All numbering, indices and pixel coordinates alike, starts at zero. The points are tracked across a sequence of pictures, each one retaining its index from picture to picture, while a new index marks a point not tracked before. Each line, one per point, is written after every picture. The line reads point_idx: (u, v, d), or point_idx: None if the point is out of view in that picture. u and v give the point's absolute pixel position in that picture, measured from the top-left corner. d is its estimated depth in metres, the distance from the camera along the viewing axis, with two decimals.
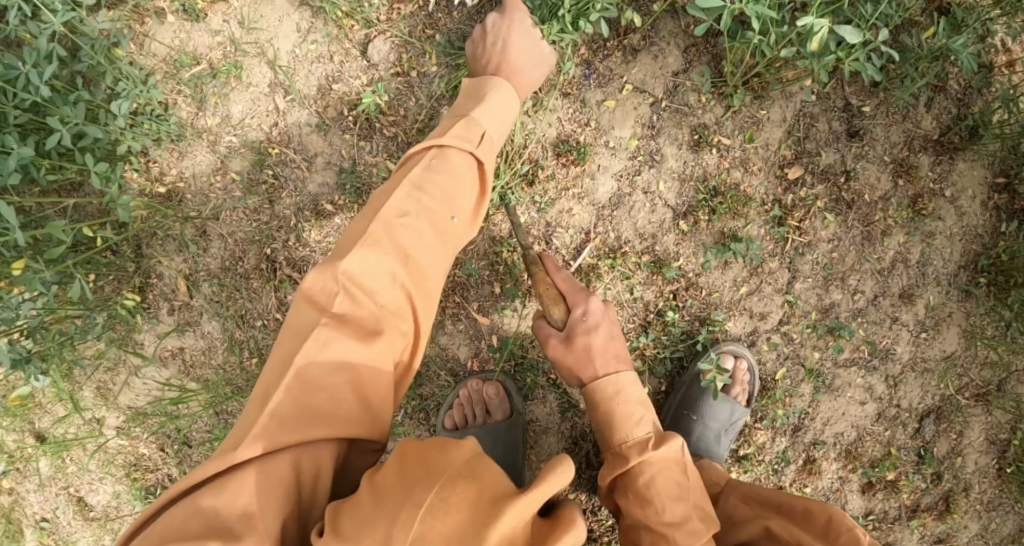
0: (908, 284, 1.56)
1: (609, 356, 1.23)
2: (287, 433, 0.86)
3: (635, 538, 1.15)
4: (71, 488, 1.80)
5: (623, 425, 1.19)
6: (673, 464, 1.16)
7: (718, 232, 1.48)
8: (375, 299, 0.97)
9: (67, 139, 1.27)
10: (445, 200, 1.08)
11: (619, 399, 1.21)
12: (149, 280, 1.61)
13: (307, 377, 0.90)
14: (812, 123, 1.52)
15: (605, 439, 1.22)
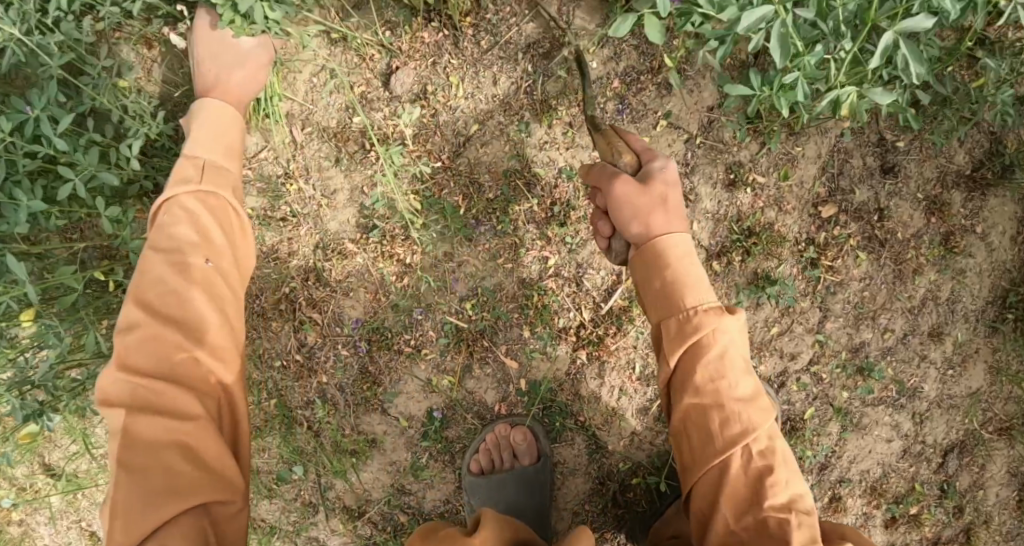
0: (937, 321, 1.54)
1: (675, 214, 1.10)
2: (138, 521, 0.91)
3: (696, 419, 1.04)
4: (83, 522, 1.79)
5: (685, 261, 1.09)
6: (737, 345, 1.07)
7: (751, 273, 1.45)
8: (148, 377, 0.98)
9: (81, 189, 1.18)
10: (181, 251, 1.07)
11: (686, 263, 1.09)
12: None
13: (133, 464, 0.93)
14: (847, 159, 1.49)
15: (663, 301, 1.08)
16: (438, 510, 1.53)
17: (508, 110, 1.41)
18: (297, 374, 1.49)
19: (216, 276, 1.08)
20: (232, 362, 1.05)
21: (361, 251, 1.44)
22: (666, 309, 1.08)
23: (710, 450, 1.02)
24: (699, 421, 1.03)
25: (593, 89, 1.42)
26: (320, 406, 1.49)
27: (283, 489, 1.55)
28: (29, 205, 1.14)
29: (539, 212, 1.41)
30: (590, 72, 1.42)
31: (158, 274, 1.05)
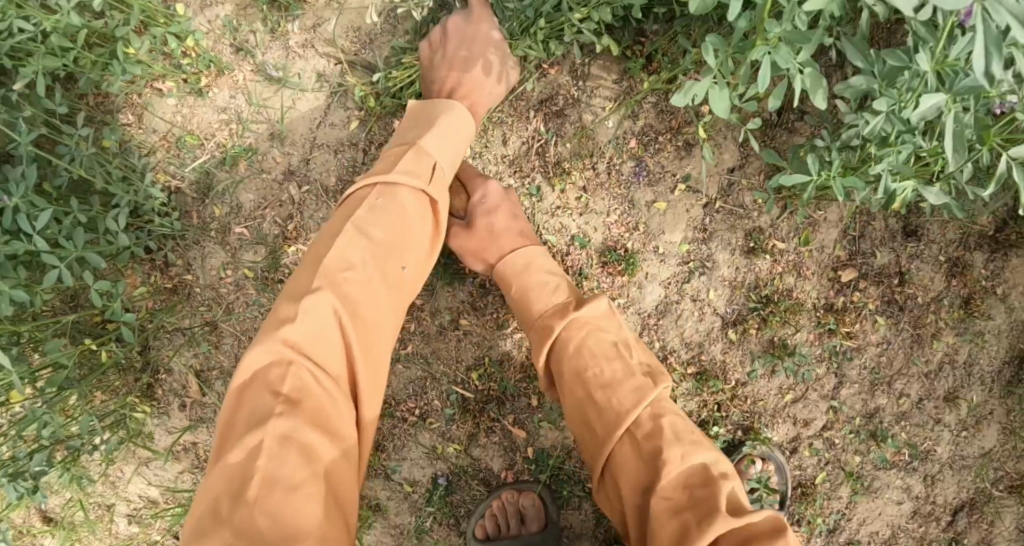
0: (953, 385, 1.50)
1: (512, 235, 1.23)
2: (280, 499, 0.83)
3: (573, 364, 1.09)
4: None
5: (600, 331, 1.11)
6: (603, 322, 1.13)
7: (767, 341, 1.41)
8: (326, 361, 0.93)
9: (67, 276, 1.10)
10: (390, 260, 1.03)
11: (528, 271, 1.20)
12: (158, 376, 1.48)
13: (285, 440, 0.86)
14: (869, 222, 1.43)
15: (525, 313, 1.18)
16: None
17: (519, 172, 1.34)
18: None
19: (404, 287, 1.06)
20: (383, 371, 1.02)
21: None
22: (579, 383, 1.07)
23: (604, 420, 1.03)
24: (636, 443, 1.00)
25: (607, 149, 1.35)
26: None
27: None
28: (10, 294, 1.04)
29: None
30: (606, 132, 1.35)
31: (353, 267, 0.99)
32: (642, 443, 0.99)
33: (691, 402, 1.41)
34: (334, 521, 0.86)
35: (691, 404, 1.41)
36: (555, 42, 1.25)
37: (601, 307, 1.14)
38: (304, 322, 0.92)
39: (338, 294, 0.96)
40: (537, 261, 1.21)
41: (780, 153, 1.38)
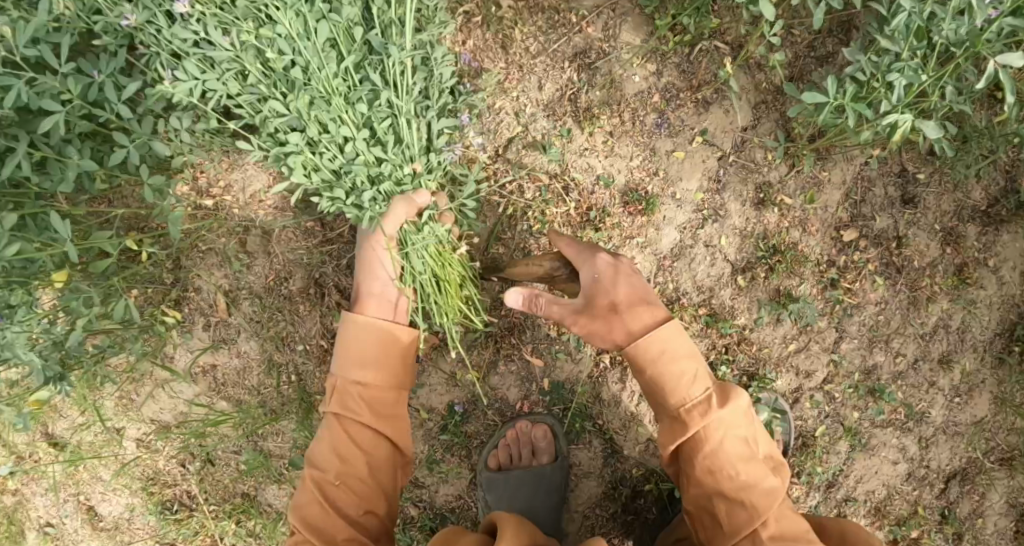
0: (947, 349, 1.58)
1: (647, 320, 1.21)
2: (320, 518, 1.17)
3: (707, 439, 1.15)
4: (82, 496, 1.77)
5: (734, 428, 1.15)
6: (740, 416, 1.17)
7: (774, 289, 1.50)
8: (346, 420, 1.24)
9: (133, 158, 1.22)
10: (363, 412, 1.24)
11: (667, 361, 1.19)
12: (186, 293, 1.56)
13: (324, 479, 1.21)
14: (869, 187, 1.54)
15: (658, 398, 1.20)
16: (448, 506, 1.54)
17: (552, 116, 1.45)
18: (321, 358, 1.52)
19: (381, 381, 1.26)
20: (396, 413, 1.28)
21: None
22: (665, 401, 1.19)
23: (721, 476, 1.14)
24: (712, 469, 1.14)
25: (633, 101, 1.46)
26: None
27: (295, 473, 1.60)
28: (78, 163, 1.18)
29: (574, 215, 1.44)
30: (632, 85, 1.46)
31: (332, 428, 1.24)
32: (759, 493, 1.12)
33: (701, 343, 1.48)
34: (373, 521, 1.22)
35: (700, 346, 1.48)
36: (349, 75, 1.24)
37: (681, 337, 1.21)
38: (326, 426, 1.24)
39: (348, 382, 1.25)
40: (670, 348, 1.19)
41: (788, 117, 1.50)
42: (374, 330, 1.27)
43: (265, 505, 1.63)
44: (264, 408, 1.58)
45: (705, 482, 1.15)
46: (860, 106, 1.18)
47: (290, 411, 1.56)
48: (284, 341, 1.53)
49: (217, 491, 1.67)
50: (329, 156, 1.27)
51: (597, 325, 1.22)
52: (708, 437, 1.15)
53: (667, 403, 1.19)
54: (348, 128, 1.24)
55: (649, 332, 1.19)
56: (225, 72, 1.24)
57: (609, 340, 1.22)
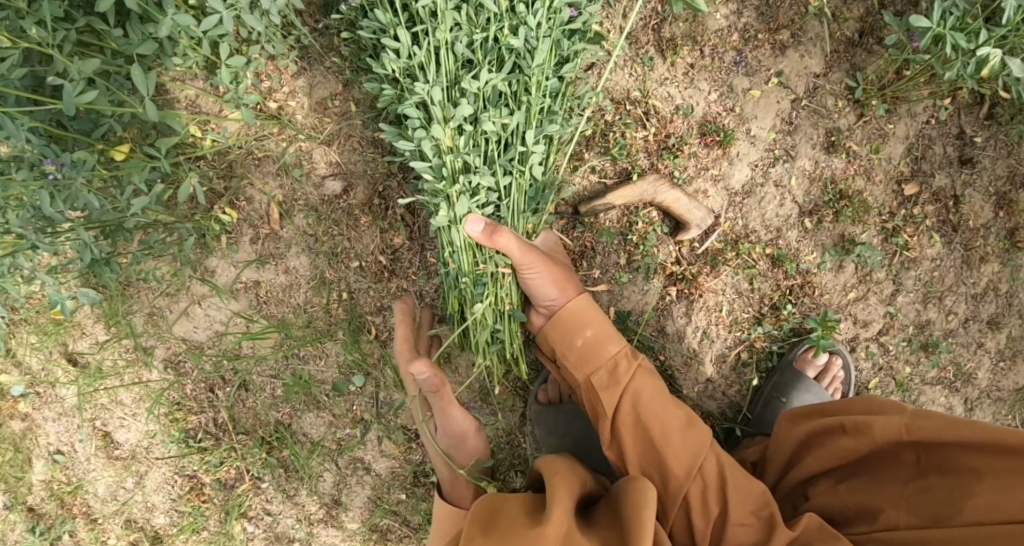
0: (996, 311, 1.58)
1: (568, 277, 1.33)
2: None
3: (638, 398, 1.21)
4: (97, 421, 1.64)
5: (654, 385, 1.24)
6: (654, 380, 1.26)
7: (838, 235, 1.52)
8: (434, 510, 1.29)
9: (226, 25, 1.13)
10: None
11: (592, 319, 1.29)
12: (237, 202, 1.47)
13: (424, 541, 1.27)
14: (930, 145, 1.54)
15: (581, 369, 1.27)
16: (497, 442, 1.53)
17: (634, 44, 1.46)
18: (377, 276, 1.48)
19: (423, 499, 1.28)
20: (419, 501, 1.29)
21: None
22: (591, 366, 1.26)
23: (664, 436, 1.18)
24: (653, 420, 1.19)
25: (713, 38, 1.46)
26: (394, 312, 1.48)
27: (337, 400, 1.54)
28: (173, 20, 1.09)
29: (651, 142, 1.47)
30: (714, 22, 1.46)
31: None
32: (696, 441, 1.18)
33: (765, 283, 1.50)
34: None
35: (765, 286, 1.50)
36: (504, 177, 1.25)
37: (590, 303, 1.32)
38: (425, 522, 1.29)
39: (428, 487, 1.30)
40: (590, 312, 1.30)
41: (860, 68, 1.49)
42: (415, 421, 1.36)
43: (301, 434, 1.56)
44: (310, 329, 1.51)
45: (642, 432, 1.19)
46: (960, 34, 1.23)
47: (340, 330, 1.50)
48: (338, 257, 1.48)
49: (248, 419, 1.58)
50: (482, 139, 1.23)
51: (545, 270, 1.29)
52: (637, 388, 1.23)
53: (594, 369, 1.26)
54: (516, 123, 1.24)
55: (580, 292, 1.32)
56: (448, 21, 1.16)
57: (552, 285, 1.30)
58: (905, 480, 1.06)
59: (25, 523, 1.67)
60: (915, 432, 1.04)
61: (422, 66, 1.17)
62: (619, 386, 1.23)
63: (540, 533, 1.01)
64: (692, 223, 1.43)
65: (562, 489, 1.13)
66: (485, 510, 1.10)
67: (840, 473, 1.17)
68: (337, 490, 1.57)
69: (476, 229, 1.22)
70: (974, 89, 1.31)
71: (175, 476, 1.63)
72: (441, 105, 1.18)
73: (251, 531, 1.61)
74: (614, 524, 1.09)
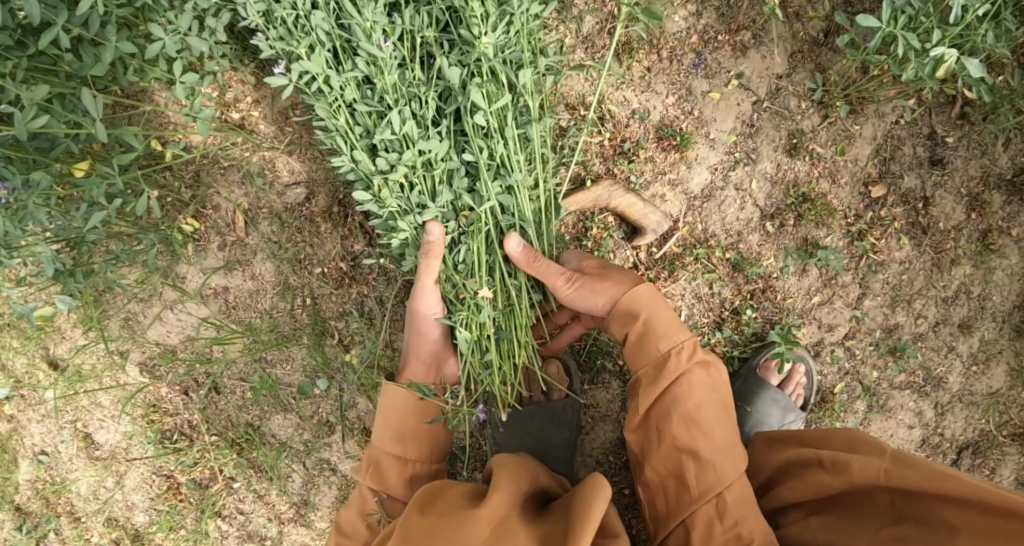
0: (968, 315, 1.55)
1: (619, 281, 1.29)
2: (362, 519, 1.24)
3: (677, 398, 1.18)
4: (79, 423, 1.69)
5: (710, 393, 1.20)
6: (710, 387, 1.20)
7: (801, 238, 1.51)
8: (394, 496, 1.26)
9: (170, 50, 1.19)
10: (358, 518, 1.25)
11: (647, 312, 1.26)
12: (204, 210, 1.51)
13: (368, 501, 1.26)
14: (899, 146, 1.51)
15: (635, 357, 1.26)
16: (458, 444, 1.55)
17: (591, 48, 1.46)
18: (340, 281, 1.51)
19: (392, 479, 1.26)
20: (393, 481, 1.27)
21: None
22: (640, 357, 1.24)
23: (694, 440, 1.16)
24: (684, 428, 1.17)
25: (671, 41, 1.46)
26: (356, 317, 1.51)
27: (303, 403, 1.57)
28: (116, 47, 1.14)
29: (608, 147, 1.47)
30: (673, 24, 1.45)
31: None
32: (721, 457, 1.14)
33: (726, 288, 1.50)
34: (364, 513, 1.25)
35: (726, 290, 1.50)
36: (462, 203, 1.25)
37: (655, 299, 1.28)
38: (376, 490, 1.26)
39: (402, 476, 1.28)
40: (655, 307, 1.27)
41: (824, 68, 1.47)
42: (396, 394, 1.31)
43: (270, 435, 1.60)
44: (276, 333, 1.54)
45: (680, 437, 1.17)
46: (912, 35, 1.21)
47: (304, 334, 1.53)
48: (302, 264, 1.51)
49: (220, 421, 1.62)
50: (418, 180, 1.22)
51: (582, 287, 1.27)
52: (681, 401, 1.18)
53: (642, 361, 1.24)
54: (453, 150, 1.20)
55: (632, 290, 1.27)
56: (348, 76, 1.15)
57: (596, 294, 1.28)
58: (879, 524, 1.03)
59: (14, 521, 1.74)
60: (895, 479, 1.01)
61: (341, 133, 1.19)
62: (655, 394, 1.20)
63: (476, 519, 0.97)
64: (649, 228, 1.44)
65: (506, 483, 1.09)
66: (424, 498, 1.05)
67: (812, 504, 1.14)
68: (306, 491, 1.61)
69: (513, 245, 1.25)
70: (932, 88, 1.28)
71: (153, 476, 1.68)
72: (366, 163, 1.20)
73: (224, 529, 1.65)
74: (559, 519, 1.03)
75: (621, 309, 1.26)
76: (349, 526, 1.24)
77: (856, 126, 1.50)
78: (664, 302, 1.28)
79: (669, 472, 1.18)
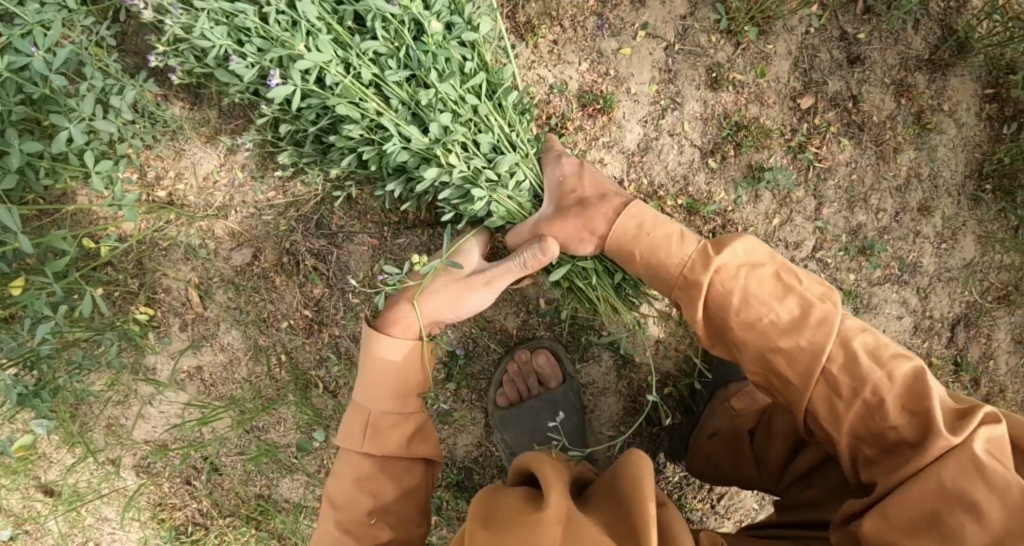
0: (924, 197, 1.57)
1: (584, 222, 1.22)
2: (360, 488, 1.17)
3: (723, 294, 1.03)
4: (91, 542, 1.64)
5: (757, 273, 1.03)
6: (744, 266, 1.04)
7: (746, 166, 1.51)
8: (395, 462, 1.19)
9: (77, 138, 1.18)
10: (351, 488, 1.17)
11: (656, 227, 1.16)
12: (156, 295, 1.47)
13: (366, 471, 1.18)
14: (815, 54, 1.53)
15: (660, 274, 1.13)
16: (470, 457, 1.52)
17: None
18: (309, 329, 1.48)
19: (394, 442, 1.19)
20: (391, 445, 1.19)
21: (362, 194, 1.45)
22: (665, 271, 1.12)
23: (764, 328, 0.98)
24: (747, 321, 1.00)
25: (570, 9, 1.46)
26: (334, 360, 1.49)
27: (307, 460, 1.54)
28: (21, 150, 1.13)
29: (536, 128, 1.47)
30: None
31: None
32: (810, 329, 0.96)
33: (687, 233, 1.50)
34: (361, 482, 1.17)
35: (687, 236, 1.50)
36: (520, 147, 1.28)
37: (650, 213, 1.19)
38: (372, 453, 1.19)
39: (400, 440, 1.20)
40: (647, 220, 1.18)
41: None
42: (378, 344, 1.22)
43: (283, 501, 1.56)
44: (261, 399, 1.51)
45: (751, 330, 0.99)
46: None
47: (288, 392, 1.49)
48: (267, 323, 1.48)
49: (230, 500, 1.58)
50: (471, 134, 1.21)
51: (563, 228, 1.23)
52: (717, 303, 1.03)
53: (668, 275, 1.11)
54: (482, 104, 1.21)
55: (614, 224, 1.19)
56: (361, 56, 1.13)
57: (584, 241, 1.21)
58: None
59: None
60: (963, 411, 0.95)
61: (377, 114, 1.15)
62: (701, 301, 1.05)
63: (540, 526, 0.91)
64: None
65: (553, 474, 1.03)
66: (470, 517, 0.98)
67: None
68: None
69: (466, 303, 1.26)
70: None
71: None
72: (418, 137, 1.17)
73: None
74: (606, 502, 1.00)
75: (619, 241, 1.18)
76: (341, 499, 1.18)
77: (769, 46, 1.51)
78: (650, 213, 1.19)
79: (762, 370, 1.00)
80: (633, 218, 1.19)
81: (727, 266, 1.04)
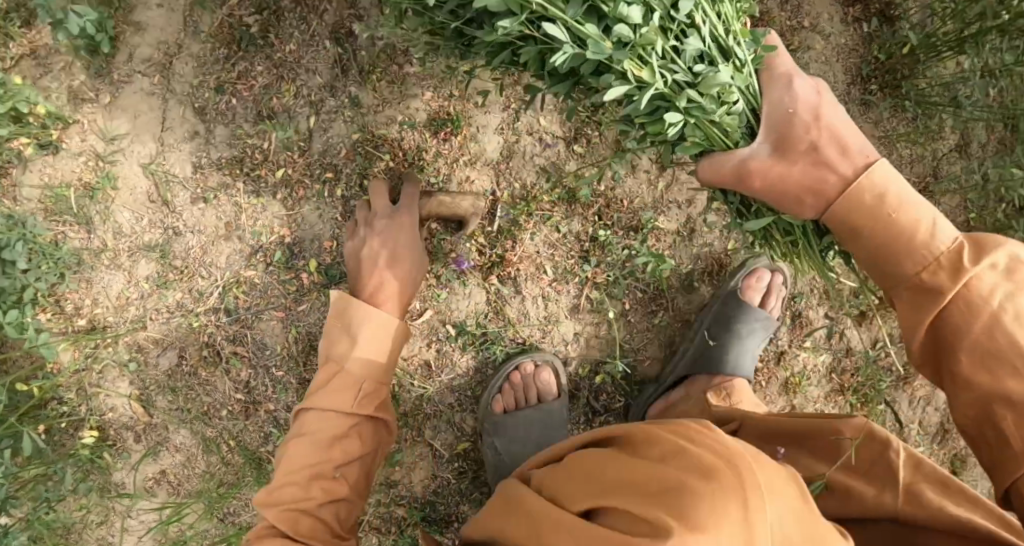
0: None
1: (798, 184, 0.97)
2: (324, 449, 1.22)
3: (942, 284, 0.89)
4: None
5: (975, 281, 0.88)
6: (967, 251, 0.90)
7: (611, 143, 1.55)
8: (355, 424, 1.26)
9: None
10: (312, 449, 1.21)
11: (904, 203, 0.93)
12: (105, 417, 1.54)
13: (332, 433, 1.23)
14: None
15: (879, 257, 0.94)
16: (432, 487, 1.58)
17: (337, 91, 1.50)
18: (248, 409, 1.55)
19: (353, 402, 1.25)
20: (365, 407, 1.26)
21: (258, 273, 1.53)
22: (907, 257, 0.92)
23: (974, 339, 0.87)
24: (956, 334, 0.88)
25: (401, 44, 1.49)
26: (278, 431, 1.55)
27: None
28: None
29: (400, 166, 1.52)
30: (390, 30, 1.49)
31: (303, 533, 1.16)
32: (965, 364, 0.88)
33: (573, 222, 1.56)
34: (334, 447, 1.22)
35: (574, 225, 1.56)
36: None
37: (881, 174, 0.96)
38: (336, 418, 1.24)
39: (366, 405, 1.26)
40: (892, 192, 0.94)
41: None
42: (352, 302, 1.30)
43: None
44: (225, 485, 1.57)
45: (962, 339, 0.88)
46: None
47: (248, 472, 1.56)
48: (209, 415, 1.55)
49: None
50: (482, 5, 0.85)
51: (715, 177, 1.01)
52: (914, 313, 0.92)
53: (906, 264, 0.92)
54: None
55: (864, 180, 0.94)
56: None
57: (806, 205, 0.98)
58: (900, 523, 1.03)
59: None
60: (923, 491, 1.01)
61: None
62: (932, 314, 0.90)
63: (672, 466, 0.75)
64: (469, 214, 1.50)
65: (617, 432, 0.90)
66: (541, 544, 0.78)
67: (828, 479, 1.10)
68: None
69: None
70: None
71: None
72: None
73: None
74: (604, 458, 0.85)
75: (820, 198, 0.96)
76: (320, 469, 1.21)
77: None
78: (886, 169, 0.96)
79: (932, 354, 0.93)
80: (867, 160, 0.97)
81: (983, 281, 0.88)
